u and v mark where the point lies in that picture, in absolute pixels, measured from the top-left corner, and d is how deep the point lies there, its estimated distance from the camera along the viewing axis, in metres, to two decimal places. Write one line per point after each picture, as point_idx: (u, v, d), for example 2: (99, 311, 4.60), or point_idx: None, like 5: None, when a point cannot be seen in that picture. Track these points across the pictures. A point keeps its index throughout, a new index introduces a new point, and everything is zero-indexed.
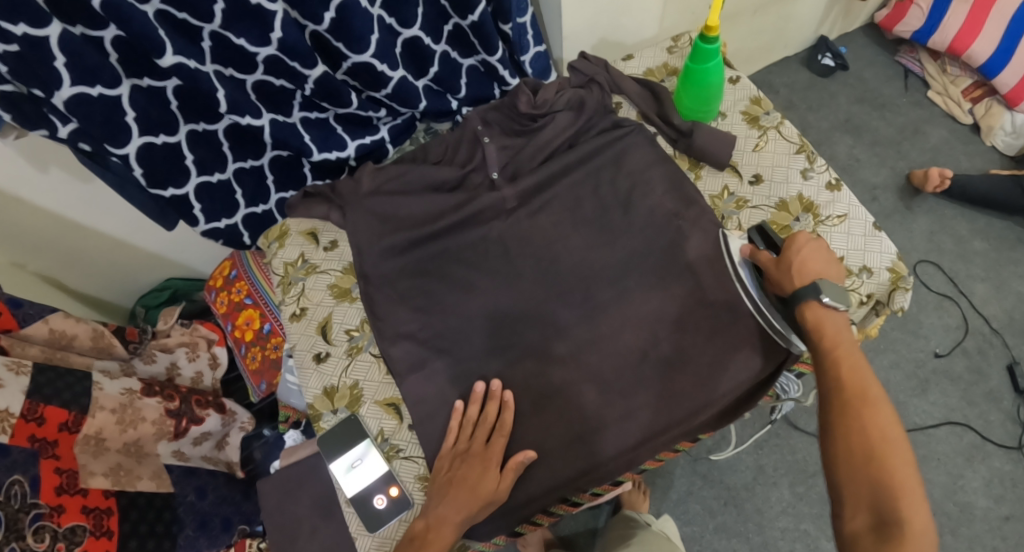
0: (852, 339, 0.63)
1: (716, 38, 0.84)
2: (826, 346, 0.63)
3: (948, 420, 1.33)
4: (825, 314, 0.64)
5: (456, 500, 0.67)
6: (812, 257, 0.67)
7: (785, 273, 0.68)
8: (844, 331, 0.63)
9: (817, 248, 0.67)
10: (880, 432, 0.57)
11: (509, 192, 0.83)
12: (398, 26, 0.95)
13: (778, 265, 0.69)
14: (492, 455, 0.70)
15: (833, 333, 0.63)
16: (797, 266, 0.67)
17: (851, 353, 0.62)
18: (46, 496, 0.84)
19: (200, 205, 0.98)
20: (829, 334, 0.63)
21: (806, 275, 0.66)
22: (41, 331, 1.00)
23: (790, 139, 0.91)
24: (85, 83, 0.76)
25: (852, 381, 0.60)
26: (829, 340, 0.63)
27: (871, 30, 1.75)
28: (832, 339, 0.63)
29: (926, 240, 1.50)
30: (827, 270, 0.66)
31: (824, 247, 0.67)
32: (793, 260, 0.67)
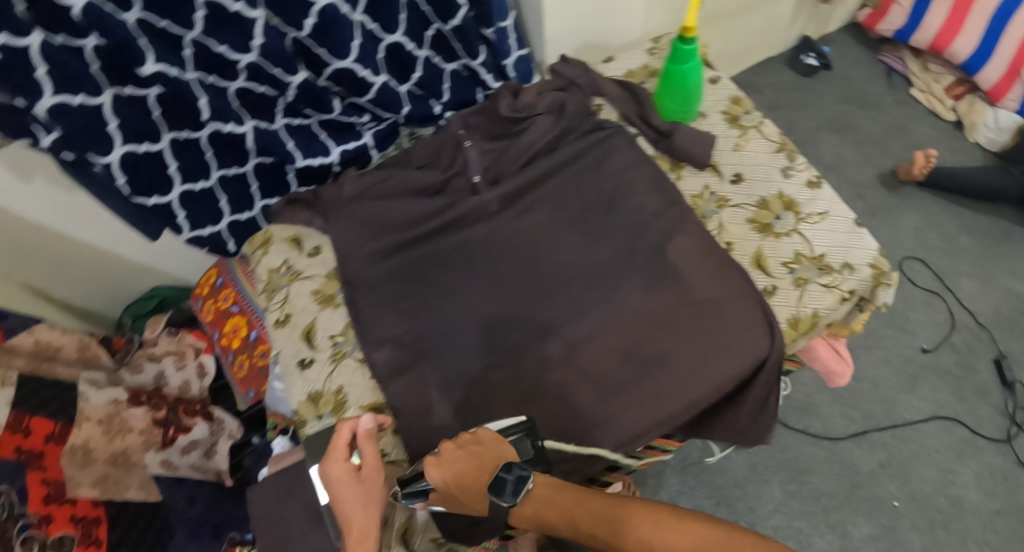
0: (564, 485, 0.64)
1: (694, 39, 0.85)
2: (564, 523, 0.62)
3: (937, 415, 1.34)
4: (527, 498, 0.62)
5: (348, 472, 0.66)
6: (464, 464, 0.62)
7: (463, 502, 0.63)
8: (560, 486, 0.64)
9: (464, 454, 0.62)
10: (666, 531, 0.55)
11: (491, 196, 0.83)
12: (381, 31, 0.95)
13: (450, 493, 0.63)
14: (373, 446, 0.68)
15: (554, 497, 0.63)
16: (467, 489, 0.62)
17: (585, 505, 0.61)
18: (34, 505, 0.82)
19: (184, 212, 0.98)
20: (550, 502, 0.63)
21: (478, 488, 0.62)
22: (27, 342, 0.99)
23: (770, 138, 0.91)
24: (67, 92, 0.75)
25: (604, 524, 0.59)
26: (559, 509, 0.62)
27: (853, 29, 1.76)
28: (563, 501, 0.63)
29: (912, 237, 1.51)
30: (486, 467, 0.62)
31: (462, 445, 0.63)
32: (460, 490, 0.62)
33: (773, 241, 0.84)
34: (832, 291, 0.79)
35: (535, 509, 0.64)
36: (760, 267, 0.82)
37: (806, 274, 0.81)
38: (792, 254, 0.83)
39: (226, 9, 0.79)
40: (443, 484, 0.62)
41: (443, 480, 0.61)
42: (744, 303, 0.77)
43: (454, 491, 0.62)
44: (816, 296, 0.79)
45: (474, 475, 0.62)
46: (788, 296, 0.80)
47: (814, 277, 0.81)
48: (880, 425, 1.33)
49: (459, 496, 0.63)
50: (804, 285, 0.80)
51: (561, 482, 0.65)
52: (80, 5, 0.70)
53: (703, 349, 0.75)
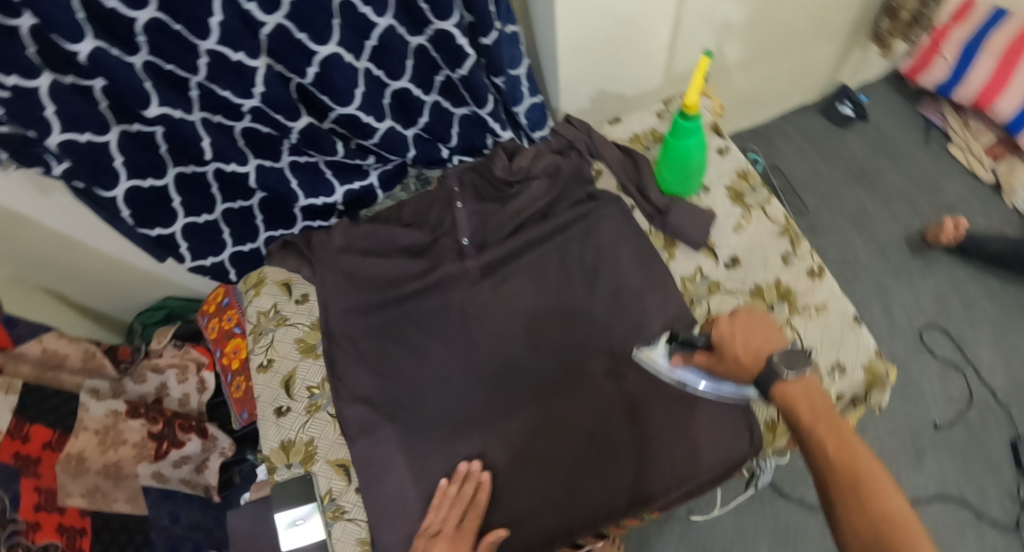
0: (824, 398, 0.63)
1: (696, 116, 0.83)
2: (812, 419, 0.62)
3: (942, 494, 1.28)
4: (791, 387, 0.63)
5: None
6: (747, 334, 0.68)
7: (735, 365, 0.68)
8: (816, 391, 0.63)
9: (743, 324, 0.68)
10: (882, 499, 0.56)
11: (472, 264, 0.83)
12: (386, 78, 0.95)
13: (726, 354, 0.69)
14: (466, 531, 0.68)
15: (808, 403, 0.62)
16: (740, 351, 0.67)
17: (837, 427, 0.61)
18: (24, 512, 0.85)
19: (186, 243, 1.01)
20: (801, 404, 0.62)
21: (751, 348, 0.67)
22: (34, 350, 1.04)
23: (774, 220, 0.90)
24: (74, 131, 0.78)
25: (848, 457, 0.58)
26: (806, 417, 0.62)
27: (893, 77, 1.69)
28: (816, 412, 0.62)
29: (934, 301, 1.44)
30: (769, 341, 0.67)
31: (750, 316, 0.69)
32: (738, 349, 0.67)
33: None
34: None
35: (802, 393, 0.63)
36: None
37: None
38: None
39: (228, 59, 0.80)
40: (724, 342, 0.68)
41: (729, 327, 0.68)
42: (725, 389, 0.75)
43: (730, 348, 0.68)
44: None
45: (760, 338, 0.67)
46: None
47: None
48: None
49: (728, 354, 0.68)
50: None
51: (817, 389, 0.64)
52: (85, 51, 0.71)
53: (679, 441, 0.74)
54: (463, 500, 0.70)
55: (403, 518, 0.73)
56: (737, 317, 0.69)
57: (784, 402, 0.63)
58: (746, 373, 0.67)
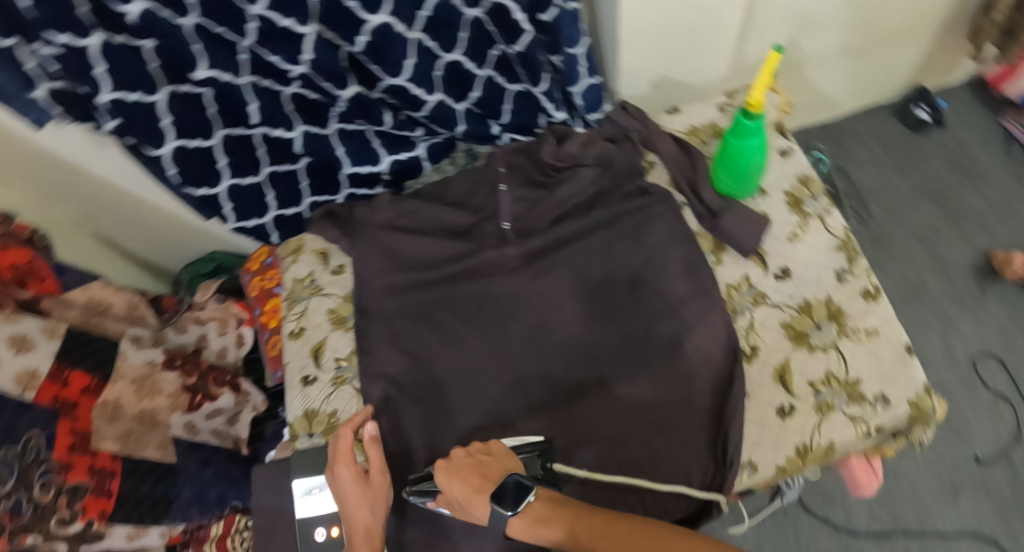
0: (562, 506, 0.61)
1: (760, 115, 0.77)
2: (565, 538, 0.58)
3: (975, 533, 1.22)
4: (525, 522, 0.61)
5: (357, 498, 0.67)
6: (466, 473, 0.64)
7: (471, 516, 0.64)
8: (550, 502, 0.61)
9: (455, 463, 0.65)
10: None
11: (513, 251, 0.82)
12: (439, 50, 0.92)
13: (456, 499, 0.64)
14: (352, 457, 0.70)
15: (553, 514, 0.60)
16: (463, 499, 0.63)
17: (587, 520, 0.58)
18: (59, 452, 0.89)
19: (230, 204, 1.02)
20: (545, 520, 0.60)
21: (469, 488, 0.63)
22: (80, 297, 1.07)
23: (833, 232, 0.84)
24: (124, 90, 0.79)
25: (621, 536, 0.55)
26: (559, 528, 0.59)
27: (979, 85, 1.56)
28: (567, 516, 0.60)
29: (994, 331, 1.35)
30: (483, 478, 0.63)
31: (462, 456, 0.66)
32: (463, 493, 0.63)
33: (805, 354, 0.77)
34: (856, 425, 0.73)
35: (535, 524, 0.60)
36: (783, 381, 0.76)
37: (832, 400, 0.75)
38: (823, 373, 0.76)
39: (276, 24, 0.78)
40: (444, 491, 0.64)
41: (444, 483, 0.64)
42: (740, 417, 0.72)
43: (454, 493, 0.64)
44: (836, 428, 0.73)
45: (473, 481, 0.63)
46: (805, 421, 0.74)
47: (840, 405, 0.74)
48: (906, 529, 1.23)
49: (454, 500, 0.64)
50: (827, 413, 0.74)
51: (557, 499, 0.62)
52: (134, 12, 0.72)
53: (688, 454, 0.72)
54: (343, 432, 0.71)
55: (420, 502, 0.73)
56: (450, 459, 0.66)
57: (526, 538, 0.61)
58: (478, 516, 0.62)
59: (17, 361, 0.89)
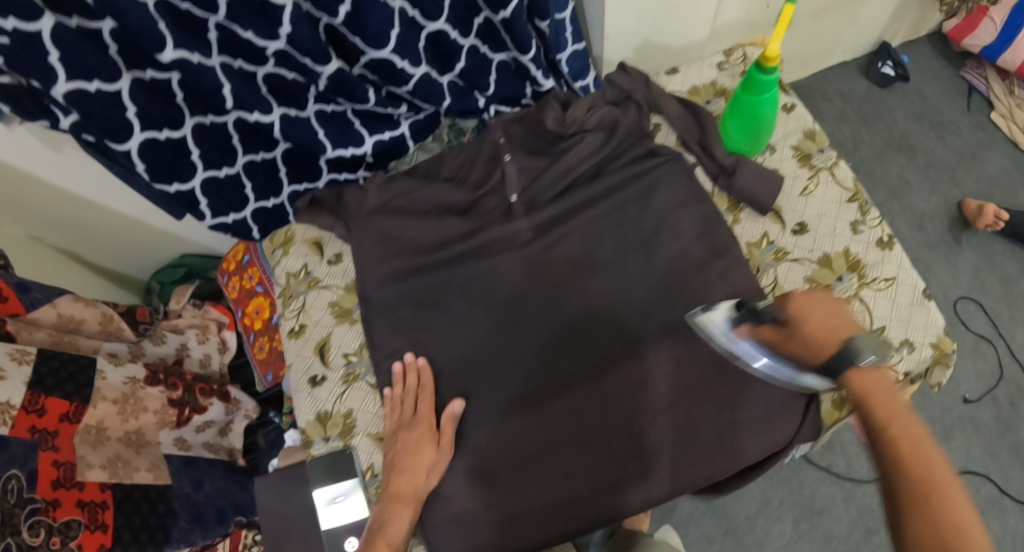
0: (900, 393, 0.56)
1: (775, 69, 0.75)
2: (880, 418, 0.55)
3: (969, 470, 1.27)
4: (868, 378, 0.57)
5: (415, 457, 0.68)
6: (819, 322, 0.61)
7: (807, 344, 0.61)
8: (892, 383, 0.57)
9: (824, 305, 0.61)
10: (955, 513, 0.49)
11: (524, 225, 0.77)
12: (422, 19, 0.87)
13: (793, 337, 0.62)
14: (423, 417, 0.70)
15: (885, 393, 0.56)
16: (817, 333, 0.60)
17: (910, 422, 0.54)
18: (43, 490, 0.83)
19: (205, 200, 0.93)
20: (877, 392, 0.56)
21: (827, 346, 0.60)
22: (48, 316, 0.98)
23: (842, 184, 0.84)
24: (82, 79, 0.70)
25: (916, 453, 0.52)
26: (882, 409, 0.55)
27: (938, 38, 1.60)
28: (890, 403, 0.56)
29: (970, 275, 1.40)
30: (845, 324, 0.60)
31: (818, 297, 0.61)
32: (802, 336, 0.61)
33: None
34: None
35: (866, 389, 0.57)
36: None
37: None
38: None
39: None
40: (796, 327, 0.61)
41: (808, 306, 0.61)
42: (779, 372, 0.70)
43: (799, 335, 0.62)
44: None
45: (841, 320, 0.60)
46: None
47: None
48: None
49: (802, 340, 0.61)
50: None
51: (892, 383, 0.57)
52: None
53: (728, 418, 0.69)
54: (411, 393, 0.72)
55: (452, 495, 0.69)
56: (805, 299, 0.62)
57: (857, 390, 0.57)
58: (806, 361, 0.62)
59: None
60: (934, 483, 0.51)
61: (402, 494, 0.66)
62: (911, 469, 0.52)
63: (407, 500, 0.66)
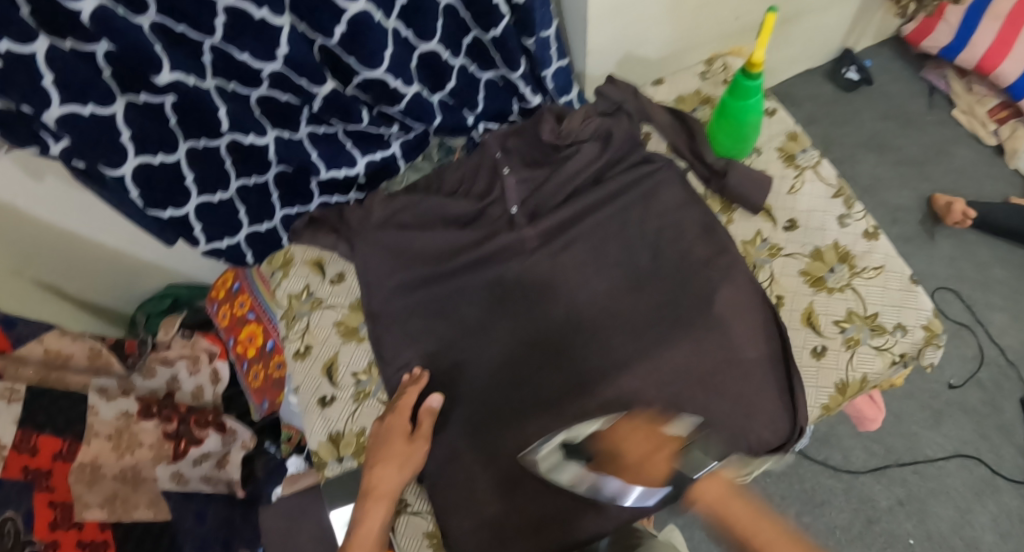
0: (742, 495, 0.61)
1: (759, 75, 0.79)
2: (738, 530, 0.58)
3: (960, 453, 1.30)
4: (711, 493, 0.61)
5: (388, 452, 0.68)
6: (641, 443, 0.63)
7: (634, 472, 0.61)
8: (737, 496, 0.60)
9: (635, 430, 0.64)
10: None
11: (531, 232, 0.78)
12: (415, 39, 0.88)
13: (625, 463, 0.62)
14: (405, 411, 0.70)
15: (734, 504, 0.60)
16: (644, 456, 0.62)
17: (768, 530, 0.57)
18: (40, 533, 0.79)
19: (200, 225, 0.92)
20: (726, 505, 0.60)
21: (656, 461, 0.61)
22: (35, 351, 0.96)
23: (827, 181, 0.87)
24: (76, 102, 0.69)
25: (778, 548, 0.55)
26: (738, 519, 0.59)
27: (897, 42, 1.68)
28: (744, 511, 0.59)
29: (947, 265, 1.45)
30: (655, 441, 0.63)
31: (632, 424, 0.64)
32: (635, 459, 0.62)
33: (825, 298, 0.80)
34: (882, 354, 0.76)
35: (718, 500, 0.60)
36: (810, 325, 0.79)
37: (858, 334, 0.78)
38: (844, 312, 0.79)
39: (250, 17, 0.72)
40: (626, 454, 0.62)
41: (624, 434, 0.63)
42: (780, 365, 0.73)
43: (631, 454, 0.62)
44: (866, 360, 0.76)
45: (643, 440, 0.63)
46: (838, 358, 0.77)
47: (865, 338, 0.78)
48: (900, 460, 1.30)
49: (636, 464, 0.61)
50: (855, 347, 0.77)
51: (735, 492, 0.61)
52: (88, 9, 0.64)
53: (736, 413, 0.71)
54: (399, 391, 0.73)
55: (476, 503, 0.69)
56: (619, 427, 0.64)
57: (707, 506, 0.60)
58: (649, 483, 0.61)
59: None
60: None
61: (373, 494, 0.66)
62: None
63: (384, 496, 0.66)
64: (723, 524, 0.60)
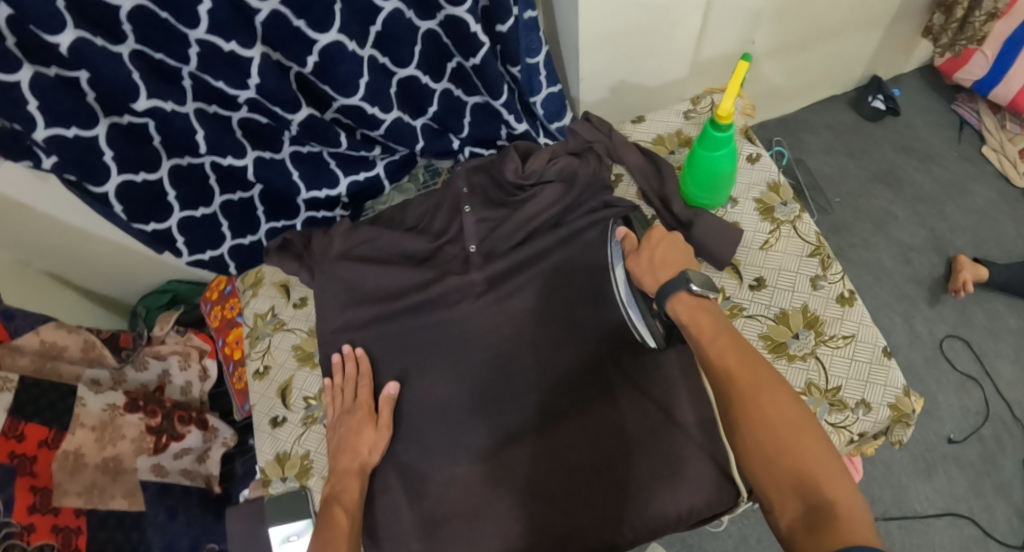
0: (718, 314, 0.66)
1: (728, 126, 0.77)
2: (700, 332, 0.64)
3: (951, 511, 1.25)
4: (693, 303, 0.66)
5: (345, 451, 0.73)
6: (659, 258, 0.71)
7: (648, 263, 0.71)
8: (709, 309, 0.66)
9: (670, 241, 0.72)
10: (770, 393, 0.58)
11: (478, 277, 0.79)
12: (392, 66, 0.90)
13: (633, 265, 0.72)
14: (370, 410, 0.75)
15: (703, 313, 0.65)
16: (657, 266, 0.70)
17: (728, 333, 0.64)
18: (18, 516, 0.85)
19: (182, 237, 0.96)
20: (694, 318, 0.65)
21: (665, 274, 0.69)
22: (32, 342, 1.02)
23: (805, 238, 0.86)
24: (60, 126, 0.74)
25: (730, 358, 0.61)
26: (703, 323, 0.64)
27: (927, 71, 1.59)
28: (710, 323, 0.64)
29: (956, 311, 1.39)
30: (684, 260, 0.71)
31: (667, 236, 0.72)
32: (646, 264, 0.71)
33: (785, 365, 0.79)
34: (839, 432, 0.76)
35: (691, 311, 0.66)
36: None
37: (815, 408, 0.78)
38: (804, 384, 0.79)
39: (220, 49, 0.75)
40: (639, 256, 0.70)
41: (655, 232, 0.72)
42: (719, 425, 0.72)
43: (637, 263, 0.72)
44: None
45: (676, 255, 0.70)
46: None
47: (822, 413, 0.77)
48: (886, 513, 1.25)
49: (641, 265, 0.72)
50: None
51: (716, 313, 0.66)
52: (65, 43, 0.67)
53: (668, 481, 0.70)
54: (352, 379, 0.77)
55: (401, 540, 0.71)
56: (653, 236, 0.72)
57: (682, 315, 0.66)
58: (648, 287, 0.70)
59: None
60: (757, 391, 0.58)
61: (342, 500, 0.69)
62: (729, 371, 0.60)
63: (348, 506, 0.68)
64: (689, 328, 0.65)
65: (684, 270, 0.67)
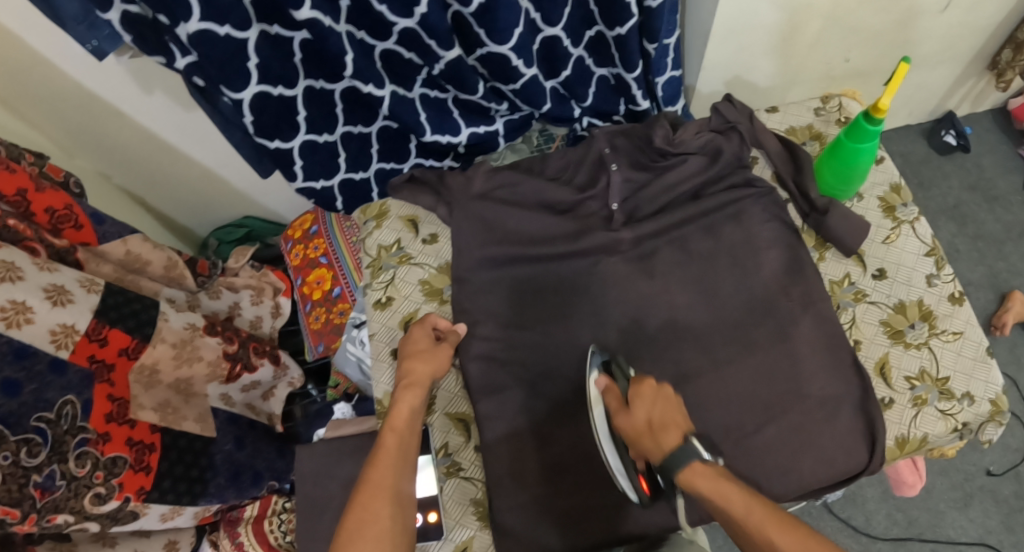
0: (722, 473, 0.58)
1: (882, 120, 0.77)
2: (704, 491, 0.58)
3: (982, 541, 1.27)
4: (701, 474, 0.58)
5: (406, 387, 0.71)
6: (655, 417, 0.62)
7: (644, 432, 0.62)
8: (723, 474, 0.58)
9: (662, 398, 0.64)
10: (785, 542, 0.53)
11: (628, 235, 0.82)
12: (542, 23, 0.90)
13: (625, 428, 0.63)
14: (439, 353, 0.75)
15: (707, 478, 0.58)
16: (656, 430, 0.62)
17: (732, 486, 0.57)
18: (96, 422, 0.83)
19: (301, 161, 0.95)
20: (710, 485, 0.58)
21: (668, 436, 0.61)
22: (118, 251, 0.99)
23: (922, 239, 0.87)
24: (213, 21, 0.72)
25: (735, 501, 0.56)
26: (715, 494, 0.57)
27: (1000, 115, 1.63)
28: (712, 484, 0.57)
29: (1006, 349, 1.41)
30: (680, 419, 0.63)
31: (659, 392, 0.64)
32: (643, 427, 0.62)
33: (901, 351, 0.81)
34: (946, 419, 0.77)
35: (703, 482, 0.58)
36: (881, 375, 0.80)
37: (926, 394, 0.79)
38: (916, 370, 0.80)
39: None
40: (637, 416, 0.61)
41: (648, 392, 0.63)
42: (834, 406, 0.75)
43: (627, 421, 0.63)
44: (929, 421, 0.77)
45: (673, 419, 0.62)
46: (902, 414, 0.78)
47: (933, 399, 0.78)
48: (921, 534, 1.28)
49: (636, 432, 0.63)
50: (921, 406, 0.78)
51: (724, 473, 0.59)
52: None
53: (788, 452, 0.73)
54: (430, 330, 0.77)
55: (522, 481, 0.72)
56: (643, 391, 0.64)
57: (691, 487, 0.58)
58: (648, 452, 0.61)
59: (54, 314, 0.80)
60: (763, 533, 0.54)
61: (392, 425, 0.67)
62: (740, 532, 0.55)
63: (400, 429, 0.67)
64: (708, 496, 0.57)
65: (694, 438, 0.60)
